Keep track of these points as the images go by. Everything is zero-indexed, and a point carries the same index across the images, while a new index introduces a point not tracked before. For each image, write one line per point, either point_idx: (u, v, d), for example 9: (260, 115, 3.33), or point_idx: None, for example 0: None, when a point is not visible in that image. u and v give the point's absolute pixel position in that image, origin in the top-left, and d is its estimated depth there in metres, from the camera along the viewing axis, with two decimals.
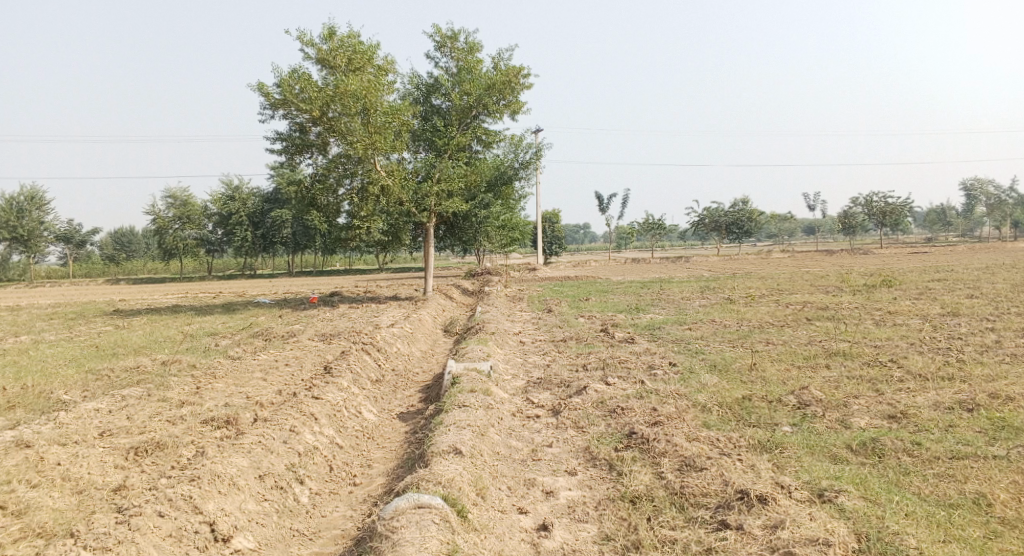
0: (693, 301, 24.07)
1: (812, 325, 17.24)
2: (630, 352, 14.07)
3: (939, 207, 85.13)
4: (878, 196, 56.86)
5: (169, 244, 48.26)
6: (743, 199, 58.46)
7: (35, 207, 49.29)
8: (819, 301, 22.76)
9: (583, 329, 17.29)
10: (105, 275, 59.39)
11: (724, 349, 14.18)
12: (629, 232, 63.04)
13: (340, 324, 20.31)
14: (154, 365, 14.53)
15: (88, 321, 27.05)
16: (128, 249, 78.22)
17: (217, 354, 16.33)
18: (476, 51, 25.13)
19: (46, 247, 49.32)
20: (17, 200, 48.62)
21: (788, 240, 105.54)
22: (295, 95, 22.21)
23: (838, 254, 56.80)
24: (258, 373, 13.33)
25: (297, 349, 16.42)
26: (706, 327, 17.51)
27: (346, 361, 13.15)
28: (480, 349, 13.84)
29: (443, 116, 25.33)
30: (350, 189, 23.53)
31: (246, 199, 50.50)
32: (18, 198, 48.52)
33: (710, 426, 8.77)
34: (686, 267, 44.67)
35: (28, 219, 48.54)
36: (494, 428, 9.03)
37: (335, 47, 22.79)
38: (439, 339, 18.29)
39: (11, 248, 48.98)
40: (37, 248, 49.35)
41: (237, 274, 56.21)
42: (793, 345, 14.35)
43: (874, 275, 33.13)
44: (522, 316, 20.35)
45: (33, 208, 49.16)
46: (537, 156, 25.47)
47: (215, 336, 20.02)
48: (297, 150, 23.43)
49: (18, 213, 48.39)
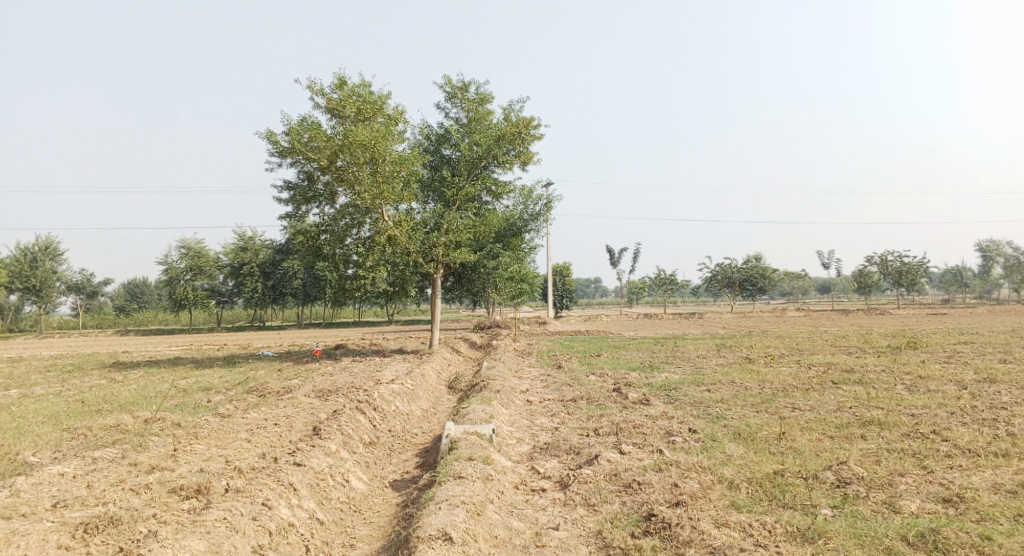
0: (709, 360, 22.98)
1: (840, 389, 16.14)
2: (645, 416, 13.02)
3: (956, 268, 83.73)
4: (894, 255, 55.74)
5: (179, 295, 47.71)
6: (757, 255, 57.58)
7: (50, 257, 49.08)
8: (844, 363, 21.63)
9: (594, 388, 16.25)
10: (116, 326, 58.89)
11: (747, 415, 13.09)
12: (640, 287, 62.05)
13: (339, 380, 19.33)
14: (137, 423, 13.57)
15: (84, 373, 26.17)
16: (140, 301, 77.97)
17: (206, 412, 15.35)
18: (488, 102, 24.68)
19: (58, 297, 48.83)
20: (33, 249, 48.45)
21: (803, 298, 104.26)
22: (304, 143, 21.67)
23: (855, 314, 55.56)
24: (243, 434, 12.33)
25: (290, 407, 15.40)
26: (726, 389, 16.46)
27: (338, 421, 12.17)
28: (483, 409, 12.84)
29: (453, 166, 24.76)
30: (358, 239, 22.83)
31: (259, 250, 50.27)
32: (33, 248, 48.35)
33: (740, 507, 7.71)
34: (700, 324, 43.61)
35: (43, 268, 48.24)
36: (493, 505, 8.02)
37: (346, 96, 22.38)
38: (442, 397, 17.25)
39: (24, 298, 48.54)
40: (49, 298, 48.89)
41: (247, 325, 55.53)
42: (823, 412, 13.23)
43: (897, 336, 31.94)
44: (530, 372, 19.34)
45: (47, 258, 48.91)
46: (548, 207, 24.79)
47: (210, 391, 19.08)
48: (305, 199, 22.85)
49: (32, 263, 48.14)
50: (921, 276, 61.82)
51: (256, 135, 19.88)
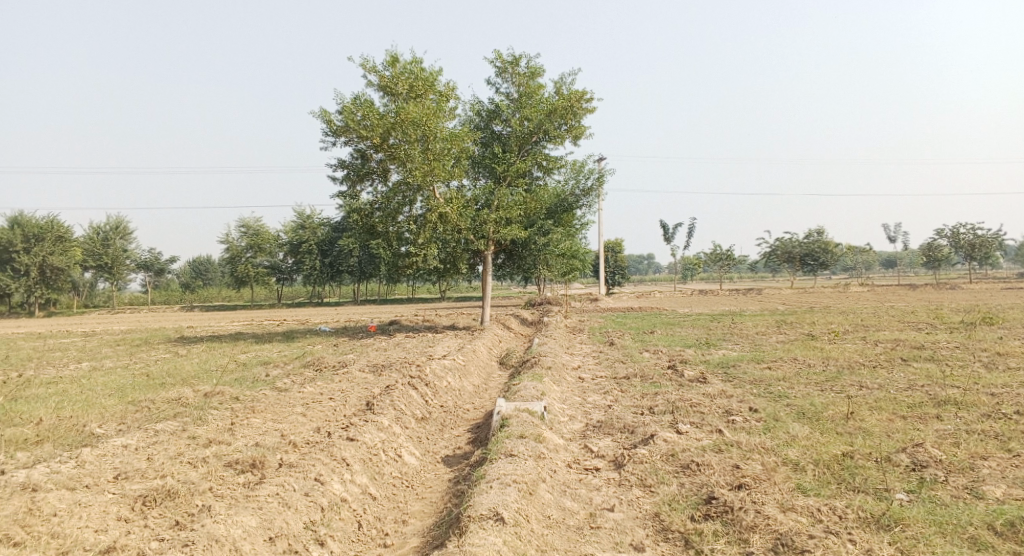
0: (769, 337, 22.34)
1: (910, 367, 15.46)
2: (702, 394, 12.65)
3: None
4: (966, 227, 53.45)
5: (241, 272, 48.69)
6: (819, 229, 55.92)
7: (119, 236, 50.54)
8: (913, 339, 20.78)
9: (650, 365, 15.91)
10: (182, 303, 60.55)
11: (810, 394, 12.59)
12: (696, 262, 60.95)
13: (393, 355, 19.37)
14: (197, 397, 13.75)
15: (150, 348, 26.86)
16: (204, 278, 80.08)
17: (264, 386, 15.49)
18: (538, 76, 24.24)
19: (127, 275, 50.32)
20: (103, 229, 49.96)
21: (866, 273, 101.17)
22: (356, 122, 21.62)
23: (922, 289, 53.62)
24: (298, 408, 12.38)
25: (345, 382, 15.45)
26: (787, 366, 15.93)
27: (390, 397, 12.11)
28: (535, 385, 12.64)
29: (504, 142, 24.46)
30: (410, 216, 22.76)
31: (317, 227, 50.88)
32: (103, 227, 49.84)
33: (807, 491, 7.36)
34: (759, 300, 42.59)
35: (113, 246, 49.71)
36: (547, 484, 7.82)
37: (397, 74, 22.24)
38: (495, 373, 17.12)
39: (96, 275, 50.17)
40: (119, 275, 50.42)
41: (306, 302, 56.47)
42: (892, 391, 12.65)
43: (969, 312, 30.64)
44: (583, 348, 19.07)
45: (117, 237, 50.39)
46: (600, 183, 24.33)
47: (267, 366, 19.32)
48: (358, 177, 22.85)
49: (103, 241, 49.64)
50: (994, 250, 59.21)
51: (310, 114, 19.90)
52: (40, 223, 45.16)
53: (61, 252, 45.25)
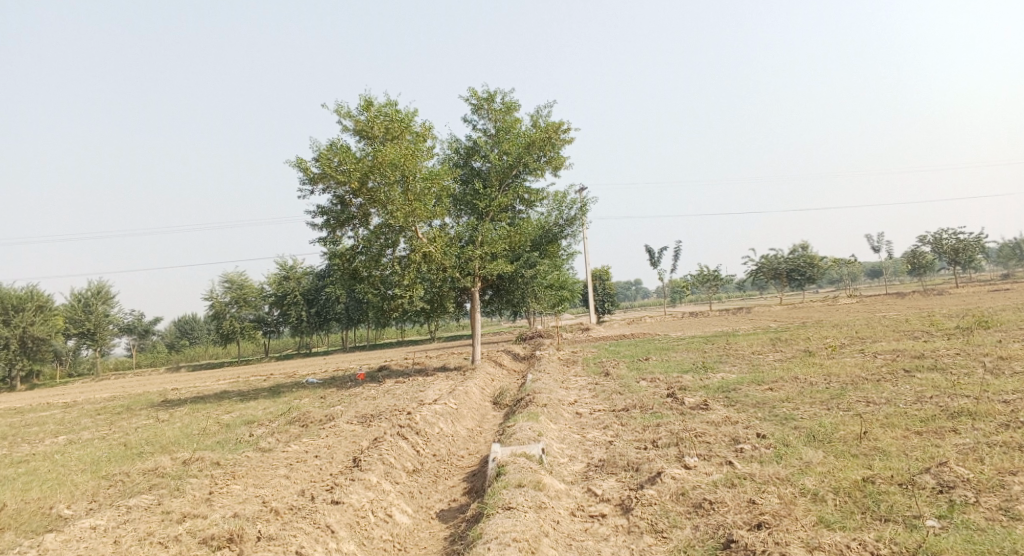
0: (766, 356, 21.82)
1: (915, 378, 14.95)
2: (706, 422, 12.08)
3: (1013, 241, 80.30)
4: (948, 232, 53.48)
5: (226, 328, 47.77)
6: (803, 244, 55.83)
7: (101, 301, 49.59)
8: (912, 348, 20.34)
9: (648, 395, 15.31)
10: (168, 364, 59.36)
11: (818, 414, 12.05)
12: (684, 285, 60.54)
13: (383, 403, 18.68)
14: (175, 465, 13.02)
15: (132, 414, 25.96)
16: (190, 337, 78.87)
17: (247, 447, 14.76)
18: (514, 110, 23.99)
19: (111, 339, 49.32)
20: (84, 294, 49.01)
21: (852, 283, 101.30)
22: (333, 167, 21.16)
23: (912, 296, 53.43)
24: (281, 470, 11.69)
25: (331, 437, 14.74)
26: (790, 386, 15.39)
27: (378, 450, 11.46)
28: (530, 426, 12.01)
29: (484, 178, 24.07)
30: (394, 259, 22.24)
31: (301, 277, 50.16)
32: (84, 293, 48.91)
33: (832, 525, 7.02)
34: (750, 319, 42.14)
35: (94, 311, 48.77)
36: (549, 539, 7.37)
37: (372, 117, 21.89)
38: (489, 414, 16.47)
39: (79, 342, 49.11)
40: (102, 340, 49.39)
41: (294, 353, 55.49)
42: (901, 405, 12.12)
43: (962, 317, 30.29)
44: (578, 381, 18.49)
45: (98, 302, 49.45)
46: (583, 212, 23.97)
47: (252, 425, 18.55)
48: (338, 223, 22.32)
49: (84, 307, 48.68)
50: (978, 253, 59.23)
51: (285, 162, 19.42)
52: (19, 293, 44.31)
53: (42, 321, 44.34)
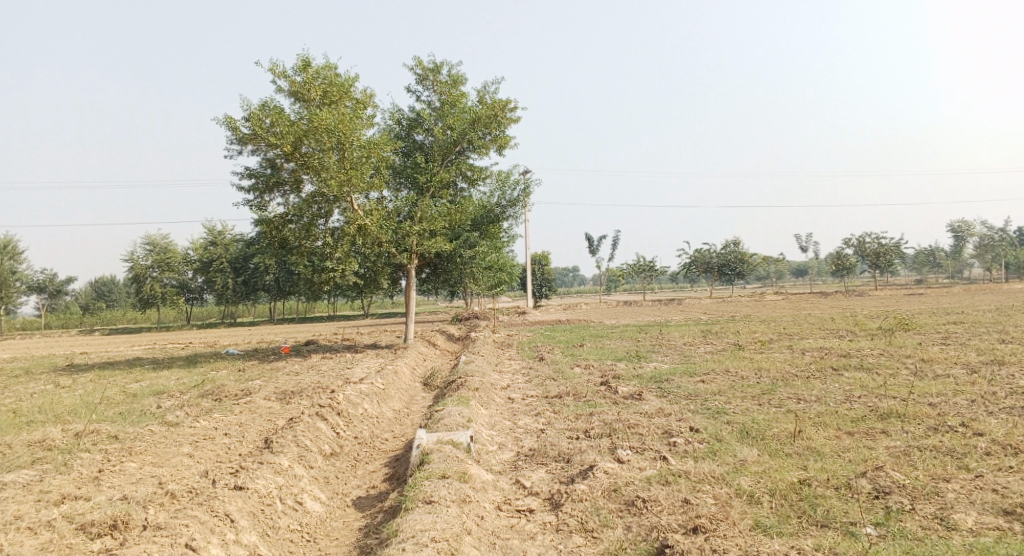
0: (697, 348, 21.75)
1: (844, 377, 14.97)
2: (639, 413, 11.73)
3: (929, 249, 83.36)
4: (872, 237, 55.01)
5: (147, 292, 45.64)
6: (734, 240, 56.64)
7: (9, 257, 46.78)
8: (838, 347, 20.54)
9: (581, 382, 14.92)
10: (82, 326, 56.55)
11: (750, 409, 11.84)
12: (617, 274, 60.74)
13: (304, 379, 17.81)
14: (67, 438, 12.03)
15: (32, 379, 24.37)
16: (108, 299, 75.57)
17: (150, 421, 13.78)
18: (461, 84, 23.21)
19: (19, 299, 46.62)
20: None
21: (778, 282, 103.90)
22: (265, 129, 20.00)
23: (834, 296, 54.89)
24: (185, 448, 10.84)
25: (245, 413, 13.88)
26: (722, 379, 15.23)
27: (292, 431, 10.74)
28: (458, 411, 11.42)
29: (425, 152, 23.25)
30: (326, 229, 21.26)
31: (229, 244, 48.30)
32: None
33: (769, 530, 6.83)
34: (681, 311, 42.46)
35: (2, 268, 45.98)
36: (471, 537, 6.92)
37: (309, 79, 20.80)
38: (416, 396, 15.83)
39: None
40: (10, 299, 46.65)
41: (218, 322, 53.52)
42: (832, 404, 12.02)
43: (884, 318, 31.01)
44: (509, 365, 18.01)
45: (7, 258, 46.62)
46: (526, 193, 23.42)
47: (162, 396, 17.47)
48: (268, 188, 21.17)
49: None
50: (897, 258, 61.16)
51: (213, 118, 18.22)
52: None
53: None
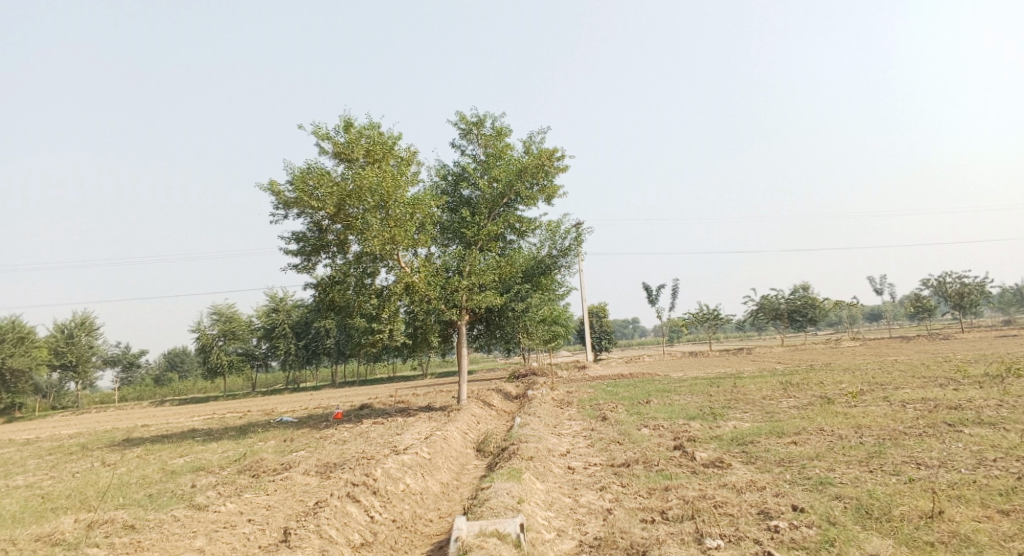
0: (779, 402, 19.59)
1: (964, 434, 12.75)
2: (726, 487, 9.85)
3: (1014, 287, 78.14)
4: (954, 277, 51.40)
5: (213, 361, 45.18)
6: (804, 284, 53.74)
7: (85, 332, 47.22)
8: (943, 397, 18.11)
9: (651, 447, 13.04)
10: (153, 398, 56.48)
11: (861, 479, 9.87)
12: (681, 324, 58.27)
13: (350, 449, 16.35)
14: (79, 529, 10.72)
15: (81, 456, 23.33)
16: (179, 369, 76.32)
17: (177, 504, 12.38)
18: (506, 136, 22.09)
19: (95, 373, 46.74)
20: (68, 326, 46.68)
21: (850, 327, 99.23)
22: (308, 192, 19.00)
23: (916, 340, 51.41)
24: (197, 540, 9.37)
25: (279, 494, 12.41)
26: (816, 439, 13.19)
27: (318, 521, 9.32)
28: (508, 488, 9.71)
29: (472, 207, 22.00)
30: (373, 289, 20.00)
31: (291, 310, 47.82)
32: (69, 324, 46.58)
33: None
34: (754, 361, 39.83)
35: (78, 342, 46.34)
36: None
37: (352, 138, 19.88)
38: (468, 465, 14.15)
39: (62, 376, 46.52)
40: (87, 374, 46.80)
41: (282, 388, 52.84)
42: (964, 471, 9.95)
43: (986, 362, 28.05)
44: (572, 427, 16.26)
45: (83, 333, 47.06)
46: (578, 243, 21.92)
47: (199, 472, 16.15)
48: (313, 252, 20.11)
49: (67, 339, 46.27)
50: (982, 297, 57.01)
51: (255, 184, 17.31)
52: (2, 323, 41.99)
53: (24, 353, 41.88)
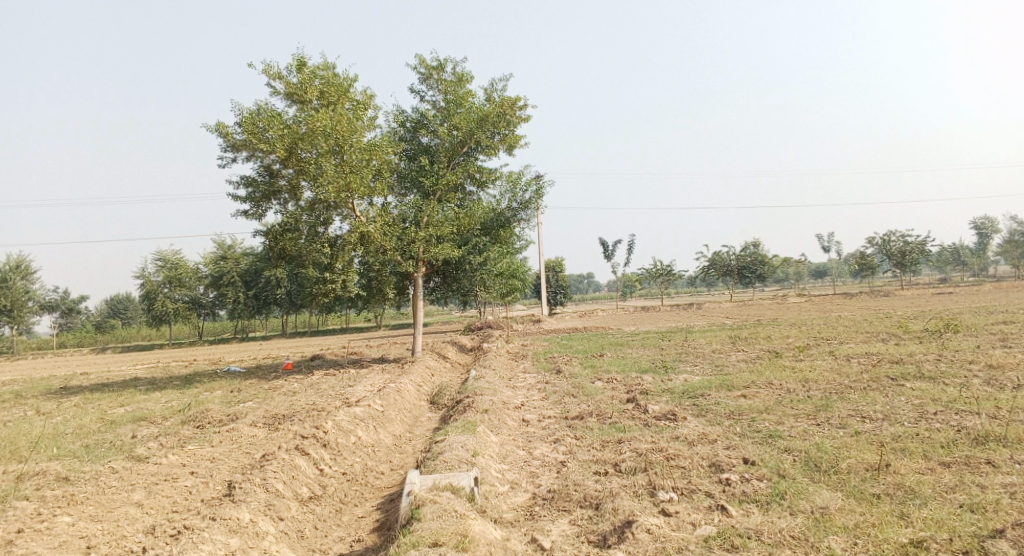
0: (729, 356, 19.81)
1: (909, 389, 13.00)
2: (678, 440, 9.87)
3: (953, 247, 80.50)
4: (898, 237, 52.58)
5: (158, 309, 44.06)
6: (755, 241, 54.46)
7: (20, 276, 45.51)
8: (887, 353, 18.49)
9: (605, 400, 13.03)
10: (95, 345, 55.02)
11: (810, 432, 9.98)
12: (634, 279, 58.69)
13: (299, 400, 16.05)
14: (10, 480, 10.29)
15: (17, 405, 22.55)
16: (123, 317, 74.48)
17: (116, 455, 11.98)
18: (467, 82, 21.49)
19: (32, 319, 45.22)
20: (3, 269, 44.92)
21: (797, 284, 101.40)
22: (258, 134, 18.26)
23: (860, 297, 52.69)
24: (135, 493, 9.06)
25: (225, 445, 12.10)
26: (767, 393, 13.32)
27: (264, 473, 9.10)
28: (461, 441, 9.58)
29: (431, 155, 21.46)
30: (326, 238, 19.47)
31: (239, 258, 46.75)
32: (3, 267, 44.83)
33: None
34: (704, 315, 40.35)
35: (13, 287, 44.68)
36: None
37: (305, 79, 19.10)
38: (420, 417, 13.99)
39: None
40: (24, 319, 45.25)
41: (231, 337, 51.93)
42: (909, 424, 10.12)
43: (927, 319, 28.80)
44: (525, 379, 16.18)
45: (18, 277, 45.36)
46: (539, 195, 21.61)
47: (141, 422, 15.68)
48: (264, 197, 19.43)
49: (2, 283, 44.56)
50: (923, 257, 58.55)
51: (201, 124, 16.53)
52: None
53: None
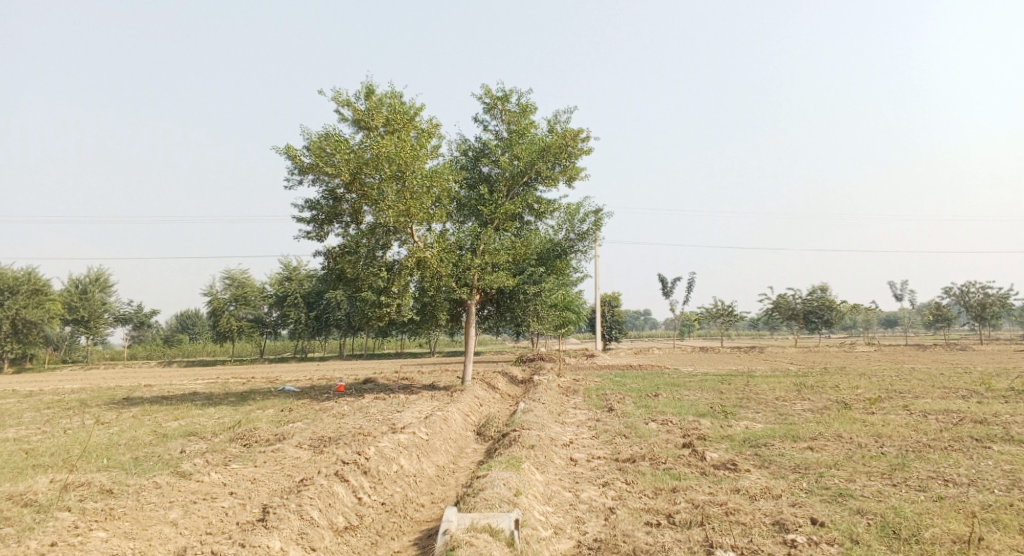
0: (794, 404, 18.83)
1: (992, 451, 11.99)
2: (737, 492, 9.21)
3: None
4: (977, 288, 50.11)
5: (223, 325, 44.87)
6: (823, 285, 52.64)
7: (98, 289, 47.01)
8: (967, 411, 17.29)
9: (659, 442, 12.39)
10: (162, 359, 56.27)
11: (884, 493, 9.20)
12: (694, 318, 57.34)
13: (347, 424, 15.81)
14: (53, 489, 10.22)
15: (78, 413, 22.90)
16: (190, 332, 76.29)
17: (161, 470, 11.87)
18: (530, 113, 21.31)
19: (106, 330, 46.50)
20: (82, 281, 46.51)
21: (866, 333, 97.71)
22: (324, 157, 18.34)
23: (934, 349, 50.28)
24: (171, 510, 8.87)
25: (267, 466, 11.87)
26: (834, 446, 12.48)
27: (301, 499, 8.81)
28: (505, 477, 9.13)
29: (491, 184, 21.26)
30: (383, 262, 19.37)
31: (303, 280, 47.39)
32: (83, 280, 46.42)
33: None
34: (767, 360, 38.94)
35: (91, 298, 46.16)
36: None
37: (372, 106, 19.19)
38: (467, 448, 13.56)
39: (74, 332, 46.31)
40: (99, 330, 46.58)
41: (290, 357, 52.49)
42: (995, 491, 9.25)
43: (1008, 377, 27.09)
44: (577, 415, 15.63)
45: (96, 290, 46.88)
46: (597, 228, 21.17)
47: (191, 437, 15.64)
48: (326, 219, 19.48)
49: (81, 294, 46.10)
50: (1005, 310, 55.61)
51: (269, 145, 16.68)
52: (17, 275, 41.78)
53: (37, 306, 41.65)
